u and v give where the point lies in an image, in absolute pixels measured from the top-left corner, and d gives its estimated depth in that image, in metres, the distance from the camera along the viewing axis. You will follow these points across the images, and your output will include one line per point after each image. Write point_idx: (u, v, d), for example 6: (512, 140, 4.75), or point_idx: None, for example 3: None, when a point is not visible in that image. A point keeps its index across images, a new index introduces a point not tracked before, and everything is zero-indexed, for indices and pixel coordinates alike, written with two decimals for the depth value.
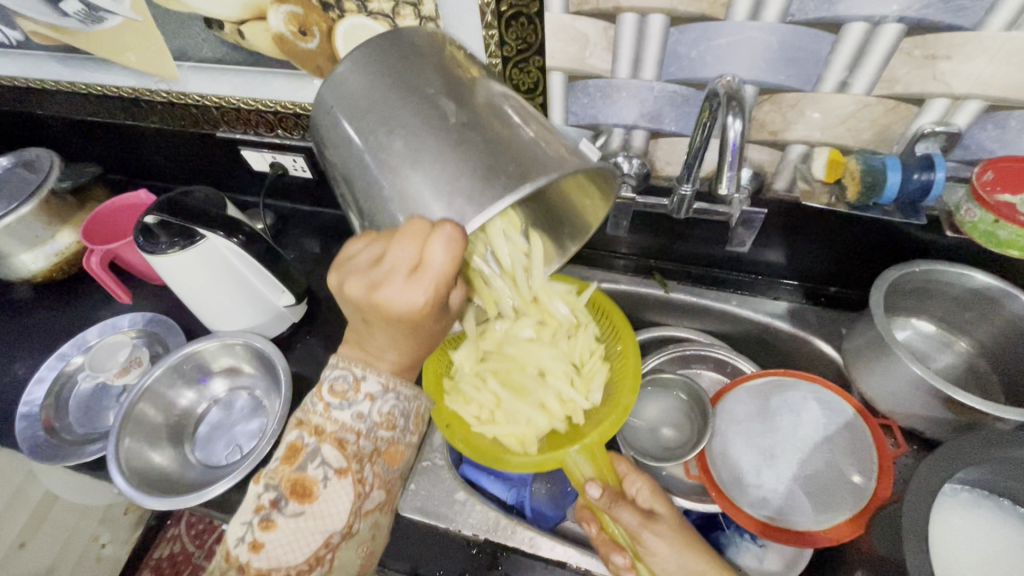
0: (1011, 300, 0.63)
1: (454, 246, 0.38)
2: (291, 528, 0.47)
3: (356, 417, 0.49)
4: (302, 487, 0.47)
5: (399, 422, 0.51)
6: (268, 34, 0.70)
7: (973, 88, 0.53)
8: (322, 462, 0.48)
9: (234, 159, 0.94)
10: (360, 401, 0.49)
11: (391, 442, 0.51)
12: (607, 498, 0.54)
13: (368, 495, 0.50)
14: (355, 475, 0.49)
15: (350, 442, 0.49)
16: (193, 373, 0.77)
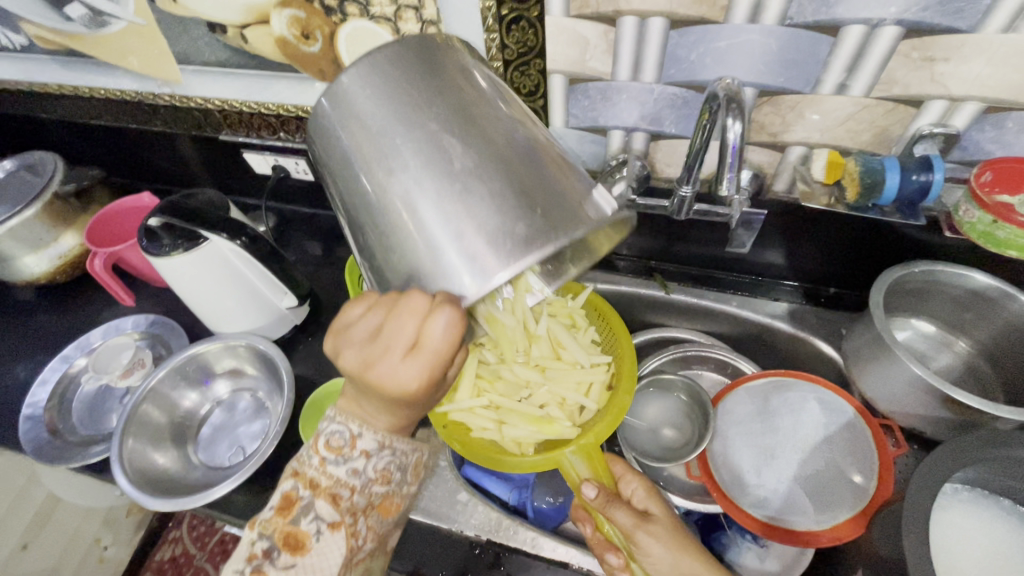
0: (1011, 301, 0.63)
1: (454, 327, 0.40)
2: None
3: (349, 473, 0.49)
4: (295, 539, 0.48)
5: (394, 476, 0.53)
6: (271, 38, 0.71)
7: (971, 89, 0.53)
8: (315, 517, 0.48)
9: (236, 162, 0.94)
10: (355, 457, 0.50)
11: (385, 495, 0.53)
12: (602, 499, 0.54)
13: (360, 548, 0.51)
14: (347, 529, 0.49)
15: (344, 496, 0.49)
16: (196, 374, 0.77)
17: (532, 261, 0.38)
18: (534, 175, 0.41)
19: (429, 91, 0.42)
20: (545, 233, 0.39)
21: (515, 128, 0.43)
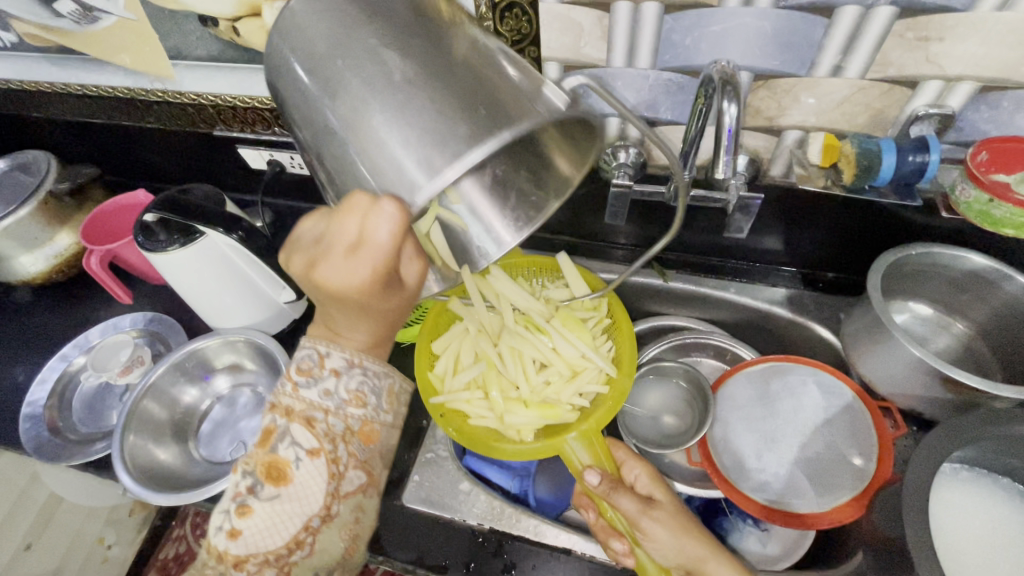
0: (1006, 281, 0.64)
1: (394, 224, 0.38)
2: (268, 512, 0.47)
3: (322, 397, 0.48)
4: (277, 469, 0.47)
5: (370, 399, 0.51)
6: (264, 31, 0.70)
7: (966, 69, 0.53)
8: (293, 442, 0.47)
9: (232, 158, 0.94)
10: (325, 377, 0.49)
11: (364, 421, 0.50)
12: (606, 483, 0.56)
13: (342, 476, 0.49)
14: (328, 456, 0.48)
15: (318, 420, 0.48)
16: (195, 370, 0.77)
17: (483, 155, 0.34)
18: (496, 83, 0.37)
19: (381, 10, 0.38)
20: (501, 130, 0.35)
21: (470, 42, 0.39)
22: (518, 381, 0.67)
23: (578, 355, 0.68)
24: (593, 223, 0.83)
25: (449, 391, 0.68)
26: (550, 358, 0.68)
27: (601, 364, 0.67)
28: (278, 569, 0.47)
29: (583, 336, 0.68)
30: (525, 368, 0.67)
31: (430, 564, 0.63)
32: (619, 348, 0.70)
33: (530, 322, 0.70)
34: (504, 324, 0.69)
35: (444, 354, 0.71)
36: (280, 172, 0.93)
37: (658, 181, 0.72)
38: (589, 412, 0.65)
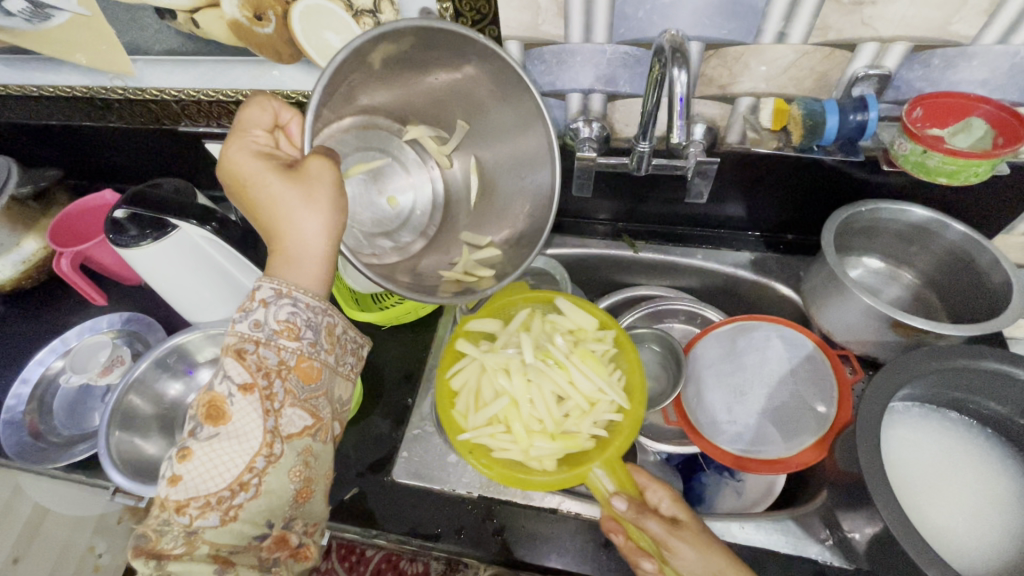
0: (946, 229, 0.69)
1: (259, 101, 0.54)
2: (207, 453, 0.46)
3: (251, 330, 0.48)
4: (215, 407, 0.47)
5: (304, 333, 0.51)
6: (223, 21, 0.70)
7: (898, 30, 0.57)
8: (226, 378, 0.47)
9: (201, 154, 0.94)
10: (255, 309, 0.49)
11: (301, 356, 0.50)
12: (634, 506, 0.56)
13: (281, 414, 0.49)
14: (262, 392, 0.48)
15: (250, 353, 0.48)
16: (178, 365, 0.77)
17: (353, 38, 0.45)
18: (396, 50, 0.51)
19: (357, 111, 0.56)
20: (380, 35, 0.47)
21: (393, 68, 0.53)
22: (540, 416, 0.66)
23: (595, 387, 0.67)
24: (562, 198, 0.86)
25: (472, 428, 0.65)
26: (571, 391, 0.67)
27: (615, 396, 0.66)
28: (222, 513, 0.46)
29: (600, 369, 0.67)
30: (546, 403, 0.66)
31: (423, 533, 0.66)
32: (630, 379, 0.69)
33: (546, 359, 0.69)
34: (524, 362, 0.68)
35: (464, 390, 0.69)
36: None
37: (622, 154, 0.75)
38: (608, 441, 0.64)
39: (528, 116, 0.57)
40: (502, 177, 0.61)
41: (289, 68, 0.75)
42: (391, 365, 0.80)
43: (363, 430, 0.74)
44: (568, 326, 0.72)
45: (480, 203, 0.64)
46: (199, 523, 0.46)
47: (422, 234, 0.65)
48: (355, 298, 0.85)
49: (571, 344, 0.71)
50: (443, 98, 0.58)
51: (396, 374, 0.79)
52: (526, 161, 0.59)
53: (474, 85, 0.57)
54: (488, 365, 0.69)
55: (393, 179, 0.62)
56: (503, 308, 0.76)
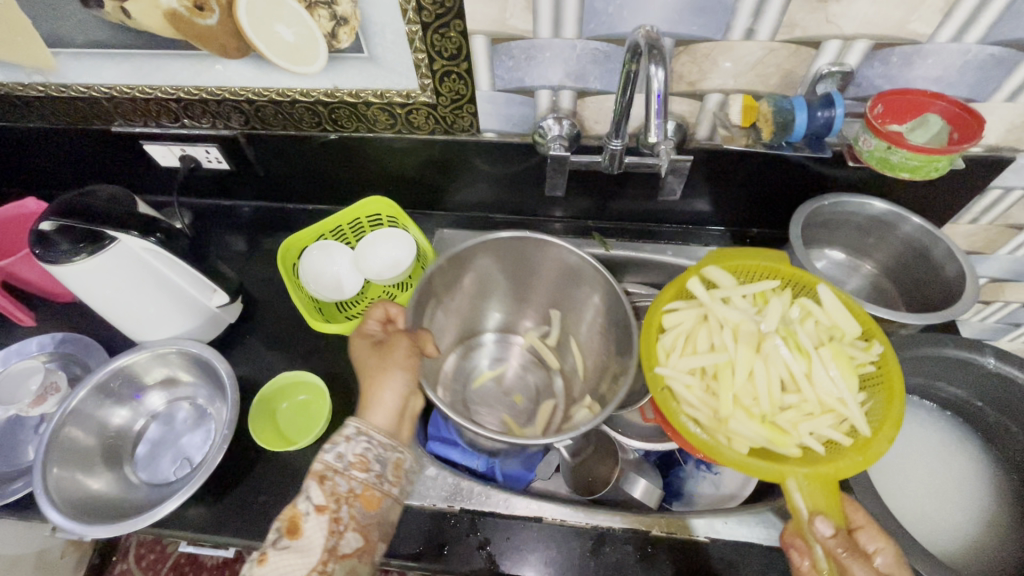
0: (903, 222, 0.71)
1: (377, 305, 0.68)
2: (274, 564, 0.47)
3: (333, 461, 0.52)
4: (291, 523, 0.49)
5: (374, 465, 0.53)
6: (159, 11, 0.64)
7: (860, 28, 0.58)
8: (306, 498, 0.50)
9: (139, 157, 0.87)
10: (340, 442, 0.53)
11: (367, 484, 0.52)
12: (842, 539, 0.46)
13: (342, 535, 0.50)
14: (332, 513, 0.50)
15: (328, 478, 0.51)
16: (123, 390, 0.71)
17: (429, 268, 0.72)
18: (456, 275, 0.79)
19: (466, 343, 0.87)
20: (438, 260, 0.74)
21: (469, 300, 0.83)
22: (755, 393, 0.55)
23: (835, 394, 0.54)
24: (531, 198, 0.85)
25: (669, 367, 0.57)
26: (804, 382, 0.55)
27: (857, 417, 0.52)
28: None
29: (851, 376, 0.54)
30: (768, 384, 0.55)
31: (403, 553, 0.63)
32: (880, 409, 0.54)
33: (789, 339, 0.57)
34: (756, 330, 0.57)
35: (673, 328, 0.59)
36: (195, 168, 0.88)
37: (592, 152, 0.74)
38: (821, 459, 0.52)
39: (589, 270, 0.75)
40: (579, 301, 0.80)
41: (236, 63, 0.70)
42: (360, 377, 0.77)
43: None
44: (826, 317, 0.59)
45: (576, 354, 0.84)
46: None
47: (549, 401, 0.83)
48: (318, 306, 0.82)
49: (824, 338, 0.58)
50: (493, 280, 0.82)
51: None
52: (596, 295, 0.77)
53: (516, 249, 0.78)
54: (715, 314, 0.58)
55: (516, 386, 0.85)
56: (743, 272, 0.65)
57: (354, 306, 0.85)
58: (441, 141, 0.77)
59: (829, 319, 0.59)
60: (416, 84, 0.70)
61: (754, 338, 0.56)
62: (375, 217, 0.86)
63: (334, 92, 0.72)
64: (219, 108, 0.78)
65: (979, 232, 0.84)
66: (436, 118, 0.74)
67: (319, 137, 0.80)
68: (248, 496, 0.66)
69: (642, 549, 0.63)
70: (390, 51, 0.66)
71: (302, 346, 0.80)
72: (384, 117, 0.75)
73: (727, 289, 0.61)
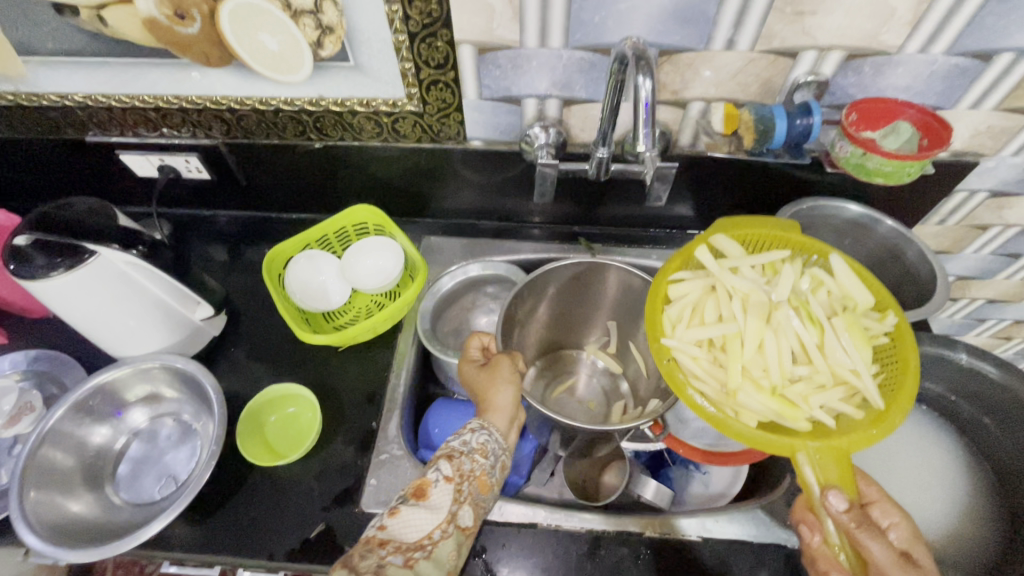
0: (878, 224, 0.74)
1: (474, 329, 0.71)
2: (409, 515, 0.50)
3: (458, 445, 0.56)
4: (421, 486, 0.52)
5: (491, 457, 0.57)
6: (138, 19, 0.63)
7: (834, 39, 0.60)
8: (436, 469, 0.54)
9: (115, 167, 0.85)
10: (464, 432, 0.58)
11: (484, 470, 0.56)
12: (854, 514, 0.46)
13: (461, 508, 0.53)
14: (457, 484, 0.53)
15: (457, 457, 0.55)
16: (102, 408, 0.68)
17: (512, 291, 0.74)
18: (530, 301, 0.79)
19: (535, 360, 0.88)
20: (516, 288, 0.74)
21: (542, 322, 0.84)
22: (765, 364, 0.55)
23: (847, 366, 0.54)
24: (518, 204, 0.86)
25: (676, 338, 0.57)
26: (815, 354, 0.55)
27: (868, 388, 0.52)
28: (404, 561, 0.48)
29: (864, 347, 0.54)
30: (779, 355, 0.55)
31: None
32: (891, 381, 0.54)
33: (800, 310, 0.58)
34: (766, 300, 0.57)
35: (680, 300, 0.60)
36: (175, 178, 0.86)
37: (579, 160, 0.75)
38: (832, 432, 0.52)
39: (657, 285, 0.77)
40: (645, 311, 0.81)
41: (219, 72, 0.69)
42: (350, 387, 0.76)
43: (325, 460, 0.69)
44: (837, 289, 0.59)
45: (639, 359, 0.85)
46: (389, 561, 0.47)
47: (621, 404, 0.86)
48: (305, 317, 0.81)
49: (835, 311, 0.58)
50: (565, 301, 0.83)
51: (357, 398, 0.75)
52: None
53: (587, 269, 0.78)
54: (723, 285, 0.59)
55: (587, 395, 0.87)
56: (753, 241, 0.65)
57: (341, 316, 0.84)
58: (427, 149, 0.77)
59: (841, 288, 0.59)
60: (402, 93, 0.70)
61: (764, 308, 0.57)
62: (362, 226, 0.86)
63: (319, 100, 0.72)
64: (201, 116, 0.76)
65: (947, 233, 0.87)
66: (422, 126, 0.74)
67: (304, 145, 0.79)
68: (237, 512, 0.65)
69: (636, 551, 0.63)
70: (377, 60, 0.66)
71: (290, 357, 0.79)
72: (371, 126, 0.75)
73: (736, 259, 0.61)
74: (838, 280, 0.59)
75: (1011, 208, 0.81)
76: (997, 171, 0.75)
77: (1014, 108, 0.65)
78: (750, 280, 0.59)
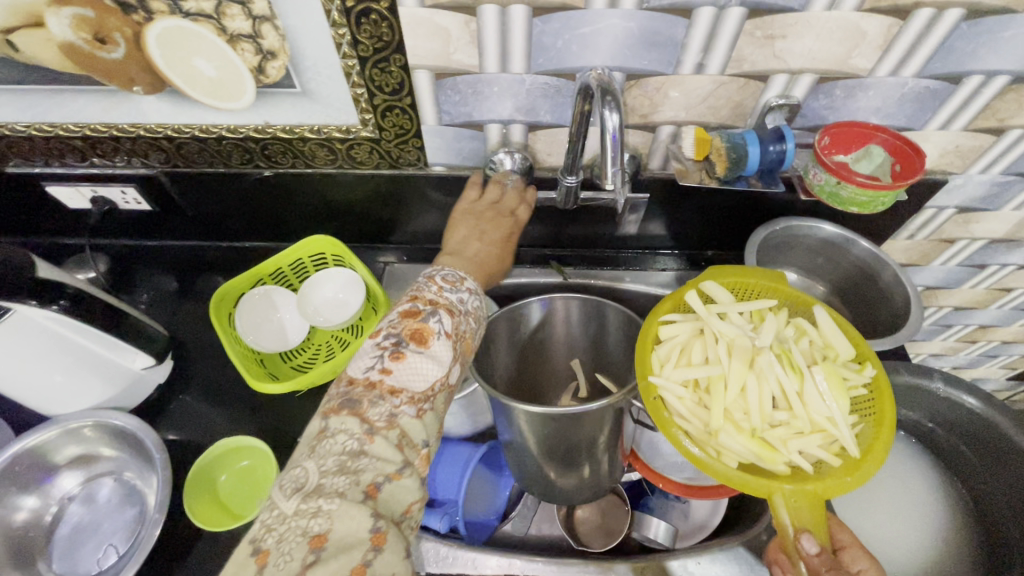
0: (852, 244, 0.73)
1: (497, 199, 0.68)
2: (417, 361, 0.46)
3: (455, 302, 0.51)
4: (421, 332, 0.47)
5: (479, 318, 0.54)
6: (53, 44, 0.57)
7: (806, 63, 0.58)
8: (438, 317, 0.49)
9: (43, 199, 0.78)
10: (460, 289, 0.53)
11: (475, 331, 0.52)
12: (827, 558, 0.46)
13: (459, 363, 0.49)
14: (459, 338, 0.49)
15: (455, 312, 0.50)
16: (29, 475, 0.62)
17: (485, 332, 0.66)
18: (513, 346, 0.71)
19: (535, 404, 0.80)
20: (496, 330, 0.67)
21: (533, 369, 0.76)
22: (747, 407, 0.53)
23: (826, 414, 0.52)
24: None
25: (664, 376, 0.55)
26: (795, 402, 0.53)
27: (846, 437, 0.51)
28: (415, 408, 0.44)
29: (843, 397, 0.53)
30: (760, 399, 0.53)
31: None
32: (869, 432, 0.52)
33: (782, 357, 0.56)
34: (751, 345, 0.56)
35: (669, 340, 0.58)
36: (111, 210, 0.79)
37: (547, 184, 0.72)
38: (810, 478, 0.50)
39: None
40: None
41: (149, 99, 0.63)
42: None
43: None
44: (820, 340, 0.58)
45: None
46: (402, 408, 0.43)
47: None
48: (258, 358, 0.75)
49: (816, 360, 0.56)
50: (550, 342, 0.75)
51: None
52: None
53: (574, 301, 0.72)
54: (711, 327, 0.57)
55: None
56: (741, 289, 0.64)
57: (299, 355, 0.78)
58: (386, 176, 0.73)
59: (822, 338, 0.58)
60: (356, 119, 0.65)
61: (750, 353, 0.55)
62: (319, 256, 0.81)
63: (266, 128, 0.66)
64: (134, 145, 0.70)
65: (916, 247, 0.87)
66: (380, 152, 0.69)
67: (252, 173, 0.74)
68: None
69: None
70: (326, 86, 0.61)
71: (244, 401, 0.73)
72: (324, 153, 0.70)
73: (724, 304, 0.60)
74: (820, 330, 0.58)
75: (976, 222, 0.82)
76: (965, 188, 0.74)
77: (982, 128, 0.65)
78: (736, 326, 0.58)
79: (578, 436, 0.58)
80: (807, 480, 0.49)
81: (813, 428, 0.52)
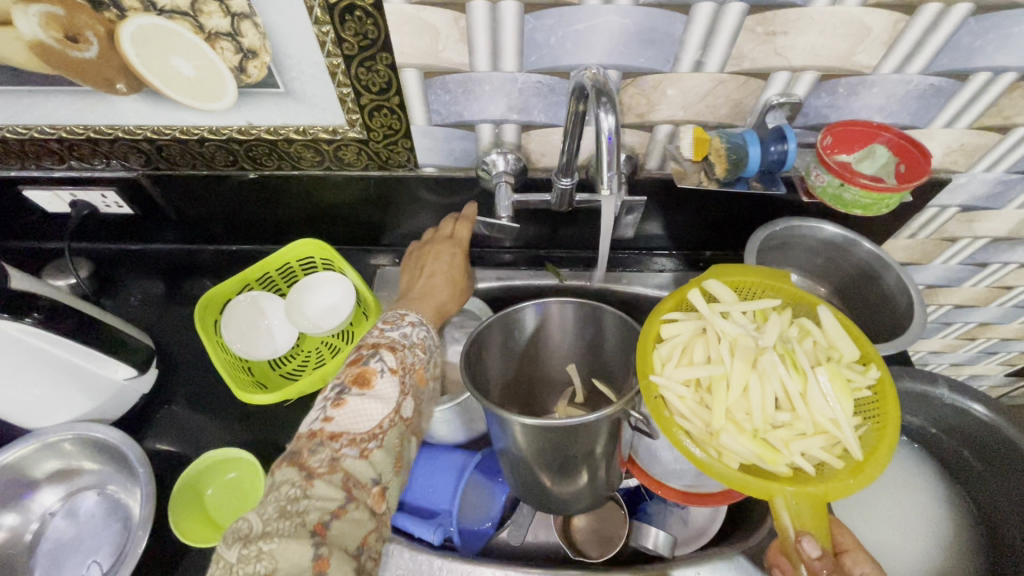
0: (854, 245, 0.71)
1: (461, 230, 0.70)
2: (359, 406, 0.47)
3: (399, 337, 0.53)
4: (362, 375, 0.48)
5: (428, 351, 0.55)
6: (22, 43, 0.55)
7: (808, 60, 0.56)
8: (380, 358, 0.50)
9: (20, 202, 0.75)
10: (404, 325, 0.55)
11: (424, 363, 0.54)
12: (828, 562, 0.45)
13: (407, 398, 0.50)
14: (404, 375, 0.51)
15: (399, 349, 0.52)
16: (7, 491, 0.60)
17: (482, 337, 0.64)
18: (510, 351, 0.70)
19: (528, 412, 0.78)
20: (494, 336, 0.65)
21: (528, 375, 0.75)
22: (750, 408, 0.51)
23: (829, 415, 0.51)
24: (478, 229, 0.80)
25: (665, 375, 0.53)
26: (798, 402, 0.52)
27: (850, 438, 0.49)
28: (358, 451, 0.45)
29: (847, 398, 0.51)
30: (763, 400, 0.52)
31: None
32: (873, 434, 0.51)
33: (786, 357, 0.54)
34: (754, 344, 0.54)
35: (671, 339, 0.56)
36: (92, 214, 0.77)
37: (541, 185, 0.69)
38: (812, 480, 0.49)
39: None
40: None
41: (126, 99, 0.61)
42: None
43: None
44: (824, 340, 0.56)
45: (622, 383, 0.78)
46: (345, 451, 0.45)
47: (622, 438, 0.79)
48: (245, 366, 0.73)
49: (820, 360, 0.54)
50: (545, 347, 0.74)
51: None
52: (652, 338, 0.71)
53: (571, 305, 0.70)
54: (714, 326, 0.55)
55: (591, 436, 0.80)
56: (744, 287, 0.62)
57: (287, 363, 0.76)
58: (375, 177, 0.70)
59: (827, 339, 0.56)
60: (343, 120, 0.63)
61: (752, 353, 0.53)
62: (308, 260, 0.79)
63: (249, 129, 0.64)
64: (113, 148, 0.68)
65: (917, 245, 0.86)
66: (368, 153, 0.67)
67: (237, 175, 0.71)
68: None
69: None
70: (311, 86, 0.59)
71: (231, 409, 0.72)
72: (310, 154, 0.68)
73: (727, 303, 0.58)
74: (824, 331, 0.57)
75: (980, 221, 0.80)
76: (969, 187, 0.72)
77: (987, 126, 0.63)
78: (739, 325, 0.56)
79: (575, 446, 0.56)
80: (809, 483, 0.48)
81: (816, 430, 0.51)
